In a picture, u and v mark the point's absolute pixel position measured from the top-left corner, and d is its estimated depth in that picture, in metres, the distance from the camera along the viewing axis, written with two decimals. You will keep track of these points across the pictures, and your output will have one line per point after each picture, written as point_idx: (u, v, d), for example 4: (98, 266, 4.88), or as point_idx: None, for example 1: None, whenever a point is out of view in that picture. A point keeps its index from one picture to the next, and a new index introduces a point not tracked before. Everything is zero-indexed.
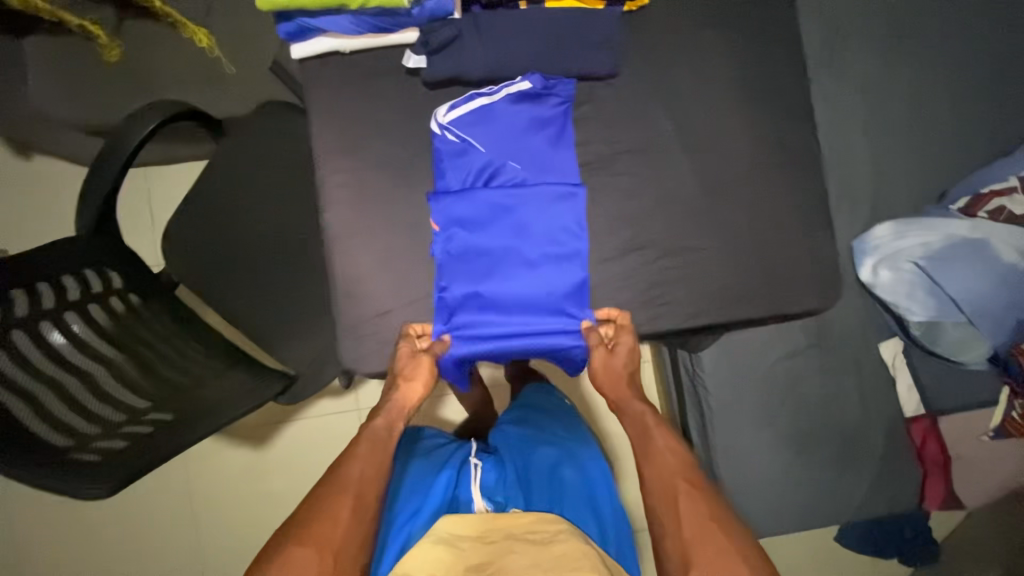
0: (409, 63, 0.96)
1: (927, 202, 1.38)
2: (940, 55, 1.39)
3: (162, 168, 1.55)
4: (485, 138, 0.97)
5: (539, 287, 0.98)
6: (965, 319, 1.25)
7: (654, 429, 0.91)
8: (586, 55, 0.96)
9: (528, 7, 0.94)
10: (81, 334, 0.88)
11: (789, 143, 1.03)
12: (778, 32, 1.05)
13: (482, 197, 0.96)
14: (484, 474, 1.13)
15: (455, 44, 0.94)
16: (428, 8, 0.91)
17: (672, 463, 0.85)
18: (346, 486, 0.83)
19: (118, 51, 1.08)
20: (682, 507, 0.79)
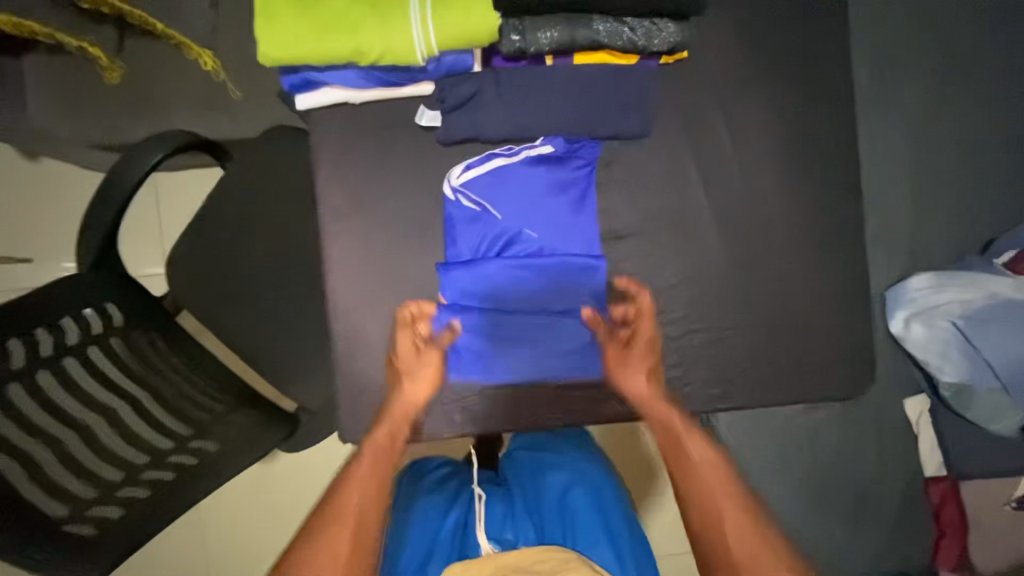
0: (422, 120, 0.90)
1: (970, 252, 1.29)
2: (999, 93, 1.28)
3: (172, 177, 1.50)
4: (498, 196, 0.91)
5: (558, 338, 0.95)
6: (999, 386, 1.18)
7: (686, 434, 0.87)
8: (618, 115, 0.89)
9: (554, 62, 0.86)
10: (81, 382, 0.85)
11: (823, 206, 0.97)
12: (826, 81, 0.96)
13: (493, 268, 0.91)
14: (491, 507, 0.96)
15: (473, 102, 0.87)
16: (445, 63, 0.83)
17: (708, 474, 0.81)
18: (345, 516, 0.76)
19: (119, 72, 1.05)
20: (731, 526, 0.75)
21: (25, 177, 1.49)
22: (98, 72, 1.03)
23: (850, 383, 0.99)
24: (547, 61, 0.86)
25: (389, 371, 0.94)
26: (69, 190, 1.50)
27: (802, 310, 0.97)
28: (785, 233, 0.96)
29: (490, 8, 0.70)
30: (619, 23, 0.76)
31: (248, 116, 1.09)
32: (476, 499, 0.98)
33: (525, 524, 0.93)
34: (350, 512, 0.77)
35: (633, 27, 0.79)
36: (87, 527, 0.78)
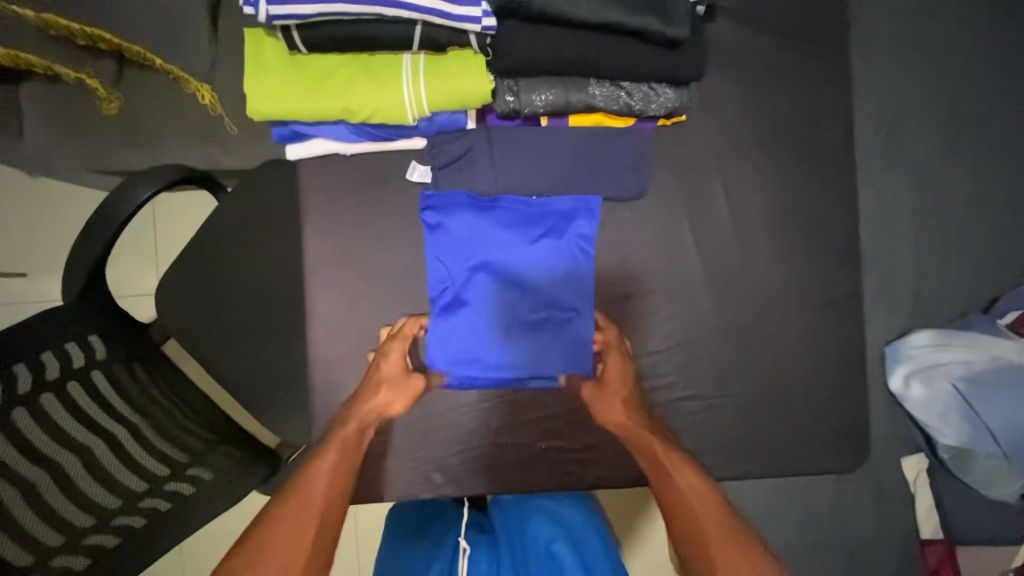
0: (412, 175, 0.97)
1: (973, 309, 1.27)
2: (1007, 150, 1.26)
3: (170, 199, 1.49)
4: (469, 272, 0.95)
5: (550, 298, 0.95)
6: (1000, 452, 1.14)
7: (669, 461, 0.82)
8: (611, 180, 0.91)
9: (550, 124, 0.87)
10: (55, 419, 0.84)
11: (819, 268, 0.95)
12: (824, 142, 0.95)
13: (471, 285, 0.95)
14: (475, 561, 0.83)
15: (465, 160, 0.92)
16: (437, 123, 0.85)
17: (698, 497, 0.77)
18: (313, 508, 0.76)
19: (117, 102, 1.02)
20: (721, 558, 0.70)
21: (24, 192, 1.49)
22: (94, 103, 1.02)
23: (841, 448, 0.96)
24: (541, 122, 0.88)
25: (371, 376, 0.93)
26: (68, 208, 1.49)
27: (794, 373, 0.95)
28: (779, 295, 0.95)
29: (485, 73, 0.69)
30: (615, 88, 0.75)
31: (243, 149, 1.08)
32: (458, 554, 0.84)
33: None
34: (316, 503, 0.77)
35: (631, 91, 0.77)
36: None
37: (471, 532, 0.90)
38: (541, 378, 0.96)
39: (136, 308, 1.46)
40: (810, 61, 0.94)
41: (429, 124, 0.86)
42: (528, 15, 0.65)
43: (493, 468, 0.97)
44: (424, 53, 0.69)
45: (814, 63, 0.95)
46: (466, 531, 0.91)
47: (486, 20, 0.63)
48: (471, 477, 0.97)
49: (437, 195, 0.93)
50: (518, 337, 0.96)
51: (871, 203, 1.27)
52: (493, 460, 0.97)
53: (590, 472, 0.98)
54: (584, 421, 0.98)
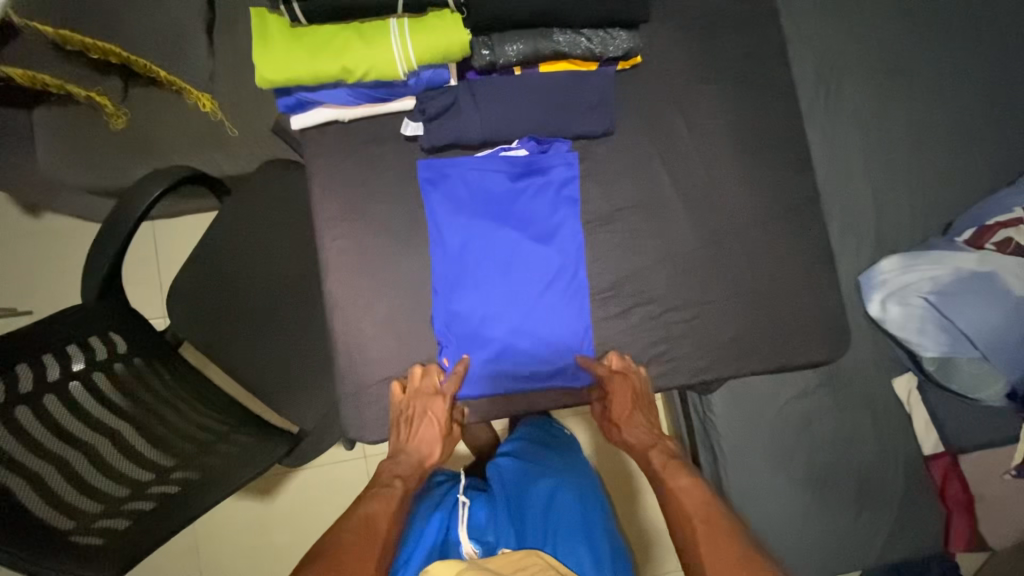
0: (406, 130, 0.96)
1: (933, 231, 1.37)
2: (934, 86, 1.39)
3: (169, 222, 1.55)
4: (475, 286, 0.97)
5: (563, 236, 0.99)
6: (979, 354, 1.23)
7: (664, 470, 0.94)
8: (581, 115, 0.96)
9: (523, 71, 0.94)
10: (84, 404, 0.89)
11: (780, 189, 1.05)
12: (767, 79, 1.07)
13: (479, 225, 0.97)
14: (474, 512, 1.02)
15: (452, 110, 0.94)
16: (424, 78, 0.90)
17: (683, 499, 0.88)
18: (373, 537, 0.80)
19: (125, 118, 1.11)
20: (704, 535, 0.81)
21: (27, 231, 1.54)
22: (102, 118, 1.11)
23: (827, 350, 1.05)
24: (516, 71, 0.95)
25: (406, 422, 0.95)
26: (68, 240, 1.55)
27: (774, 289, 1.03)
28: (749, 218, 1.04)
29: (461, 26, 0.79)
30: (575, 33, 0.88)
31: (243, 149, 1.17)
32: (458, 505, 1.02)
33: (508, 537, 0.97)
34: (378, 532, 0.81)
35: (590, 36, 0.91)
36: (93, 538, 0.79)
37: (471, 490, 1.09)
38: (545, 377, 1.00)
39: (149, 309, 1.52)
40: (744, 12, 1.07)
41: (417, 79, 0.89)
42: None
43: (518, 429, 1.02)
44: (407, 16, 0.79)
45: (748, 10, 1.07)
46: (465, 491, 1.09)
47: None
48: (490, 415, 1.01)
49: (430, 164, 0.97)
50: (525, 340, 0.98)
51: (823, 147, 1.38)
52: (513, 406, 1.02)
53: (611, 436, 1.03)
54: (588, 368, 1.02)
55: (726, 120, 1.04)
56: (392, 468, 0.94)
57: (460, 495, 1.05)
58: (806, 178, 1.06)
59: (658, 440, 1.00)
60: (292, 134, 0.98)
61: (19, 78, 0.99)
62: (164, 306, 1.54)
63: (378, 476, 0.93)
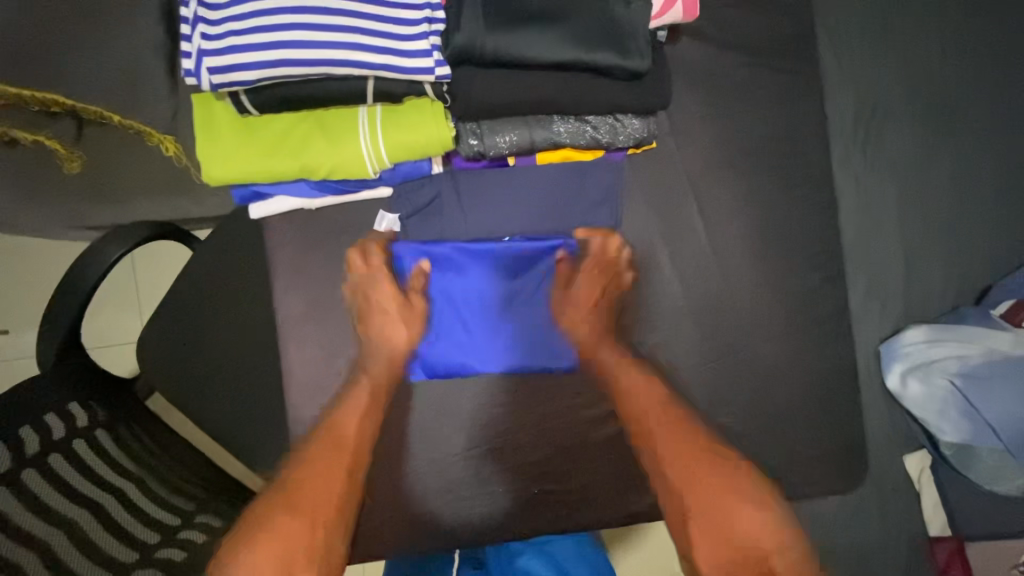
0: (381, 225, 0.96)
1: (965, 300, 1.26)
2: (987, 138, 1.24)
3: (151, 260, 1.44)
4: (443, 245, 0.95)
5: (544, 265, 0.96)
6: (1001, 446, 1.12)
7: (622, 367, 0.94)
8: (587, 210, 0.96)
9: (516, 164, 0.91)
10: (38, 494, 0.81)
11: (799, 279, 1.00)
12: (791, 155, 1.00)
13: (447, 266, 0.96)
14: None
15: (434, 205, 0.96)
16: (399, 171, 0.87)
17: (643, 397, 0.91)
18: (344, 452, 0.87)
19: (80, 161, 0.99)
20: (669, 430, 0.86)
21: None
22: (55, 162, 0.99)
23: (830, 446, 1.00)
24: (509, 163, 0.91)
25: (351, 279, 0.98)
26: (43, 263, 1.42)
27: (776, 382, 0.99)
28: (755, 305, 0.99)
29: (442, 120, 0.72)
30: (579, 123, 0.76)
31: (214, 197, 1.06)
32: None
33: None
34: (348, 445, 0.88)
35: (596, 124, 0.77)
36: None
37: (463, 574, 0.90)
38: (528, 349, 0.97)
39: (119, 360, 1.41)
40: (774, 78, 0.99)
41: (393, 172, 0.87)
42: (482, 60, 0.67)
43: (497, 472, 0.99)
44: (379, 105, 0.72)
45: (780, 81, 0.99)
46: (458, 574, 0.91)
47: (439, 69, 0.66)
48: (467, 503, 0.98)
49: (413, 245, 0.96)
50: (494, 296, 0.97)
51: (857, 199, 1.24)
52: (484, 408, 1.00)
53: (586, 514, 0.99)
54: (574, 457, 0.99)
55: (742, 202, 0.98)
56: (368, 367, 0.96)
57: None
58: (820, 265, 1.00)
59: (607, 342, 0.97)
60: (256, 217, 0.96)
61: None
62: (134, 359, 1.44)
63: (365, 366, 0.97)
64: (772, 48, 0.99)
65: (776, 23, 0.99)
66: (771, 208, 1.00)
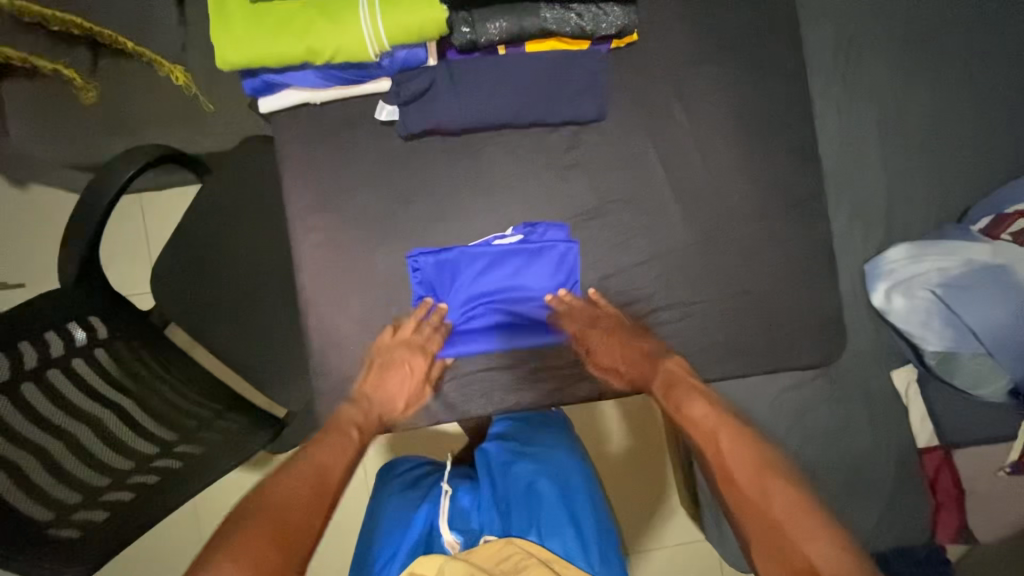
0: (382, 114, 0.98)
1: (948, 219, 1.30)
2: (961, 60, 1.29)
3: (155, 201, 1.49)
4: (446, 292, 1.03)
5: (541, 276, 1.03)
6: (983, 350, 1.18)
7: (681, 387, 0.90)
8: (573, 103, 0.98)
9: (507, 51, 0.94)
10: (64, 391, 0.85)
11: (777, 184, 1.06)
12: (768, 66, 1.05)
13: (465, 269, 1.02)
14: (458, 499, 0.94)
15: (429, 93, 0.96)
16: (398, 58, 0.92)
17: (703, 415, 0.84)
18: (321, 495, 0.76)
19: (95, 92, 1.05)
20: (727, 452, 0.77)
21: (9, 202, 1.47)
22: (70, 91, 1.04)
23: (815, 343, 1.06)
24: (500, 51, 0.95)
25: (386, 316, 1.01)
26: (56, 214, 1.47)
27: (759, 283, 1.06)
28: (738, 209, 1.05)
29: (434, 3, 0.80)
30: (565, 9, 0.87)
31: (221, 124, 1.10)
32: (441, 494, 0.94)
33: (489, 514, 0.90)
34: (331, 484, 0.79)
35: (581, 13, 0.89)
36: (71, 531, 0.77)
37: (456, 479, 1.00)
38: (529, 346, 1.05)
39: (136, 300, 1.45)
40: None
41: (392, 60, 0.91)
42: None
43: (498, 374, 1.05)
44: None
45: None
46: (451, 480, 1.00)
47: None
48: (469, 403, 1.05)
49: (433, 257, 1.00)
50: (506, 296, 1.05)
51: (838, 122, 1.29)
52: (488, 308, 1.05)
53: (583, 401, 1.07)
54: (570, 353, 1.06)
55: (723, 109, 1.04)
56: (352, 416, 0.92)
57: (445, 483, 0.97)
58: (798, 169, 1.06)
59: (658, 364, 0.96)
60: (264, 114, 0.98)
61: None
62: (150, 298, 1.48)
63: (335, 421, 0.90)
64: None
65: None
66: (750, 117, 1.05)
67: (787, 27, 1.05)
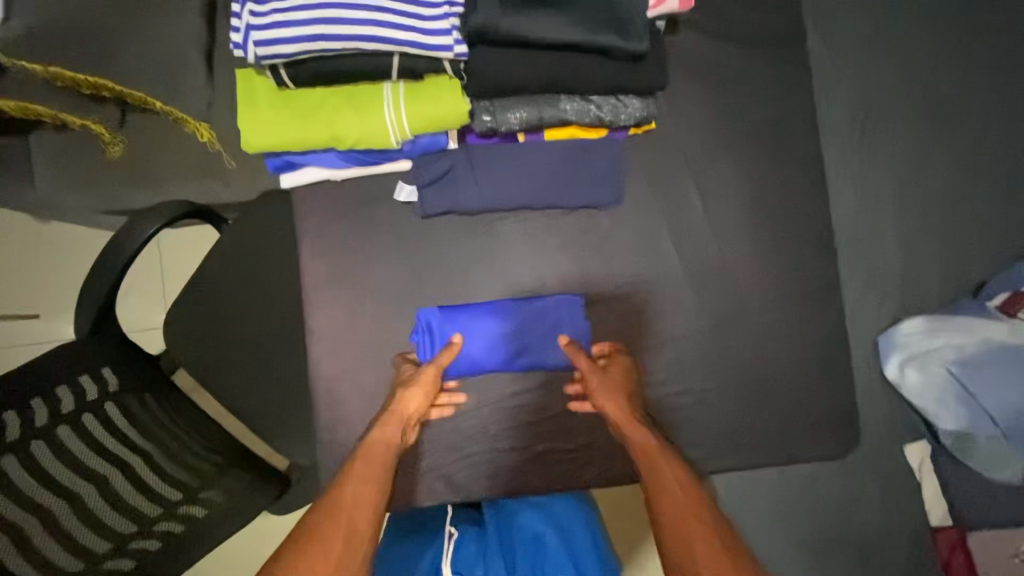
0: (401, 195, 1.03)
1: (964, 293, 1.29)
2: (978, 136, 1.29)
3: (173, 244, 1.50)
4: (468, 350, 1.03)
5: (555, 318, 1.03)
6: (999, 432, 1.15)
7: (657, 453, 0.84)
8: (588, 189, 1.01)
9: (526, 139, 0.97)
10: (72, 449, 0.86)
11: (788, 260, 1.07)
12: (782, 145, 1.07)
13: (479, 316, 1.03)
14: (461, 545, 0.93)
15: (448, 177, 0.99)
16: (420, 144, 0.94)
17: (679, 490, 0.76)
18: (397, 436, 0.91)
19: (121, 146, 1.07)
20: (679, 530, 0.70)
21: (29, 233, 1.49)
22: (100, 146, 1.07)
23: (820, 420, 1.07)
24: (519, 139, 0.98)
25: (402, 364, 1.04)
26: (73, 248, 1.49)
27: (768, 357, 1.06)
28: (748, 284, 1.06)
29: (460, 94, 0.80)
30: (585, 102, 0.85)
31: (241, 179, 1.12)
32: (446, 538, 0.94)
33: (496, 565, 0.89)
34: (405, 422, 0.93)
35: (601, 104, 0.87)
36: None
37: (460, 521, 1.00)
38: (538, 411, 1.06)
39: (146, 340, 1.46)
40: (767, 70, 1.06)
41: (414, 145, 0.94)
42: (496, 38, 0.75)
43: (504, 440, 1.05)
44: (402, 81, 0.80)
45: (772, 73, 1.06)
46: (456, 520, 1.00)
47: (457, 47, 0.74)
48: (473, 470, 1.04)
49: (439, 308, 1.03)
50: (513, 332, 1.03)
51: (854, 191, 1.28)
52: (496, 376, 1.06)
53: (589, 471, 1.05)
54: (578, 422, 1.06)
55: (735, 186, 1.05)
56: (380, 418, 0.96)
57: (451, 527, 0.97)
58: (809, 246, 1.07)
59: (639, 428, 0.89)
60: (287, 189, 1.04)
61: (12, 111, 0.97)
62: (160, 340, 1.48)
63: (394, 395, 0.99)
64: (765, 42, 1.06)
65: (770, 19, 1.06)
66: (763, 193, 1.06)
67: (801, 108, 1.07)
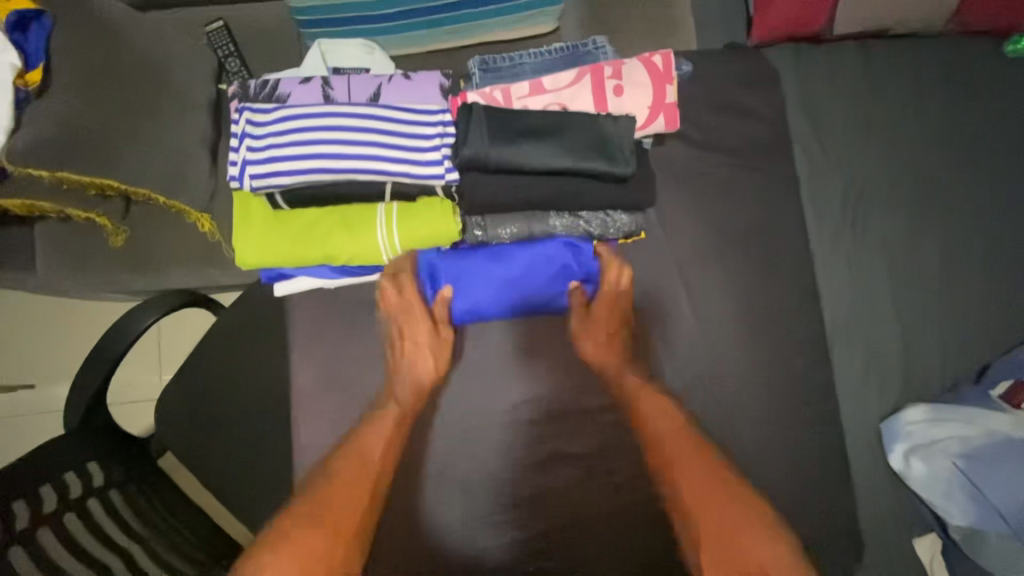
0: None
1: (966, 378, 1.27)
2: (970, 221, 1.30)
3: (173, 325, 1.49)
4: (472, 297, 1.04)
5: (556, 254, 1.03)
6: (1010, 531, 1.09)
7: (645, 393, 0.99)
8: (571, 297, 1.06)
9: None
10: (52, 556, 0.83)
11: (775, 351, 1.10)
12: (766, 241, 1.12)
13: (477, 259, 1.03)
14: None
15: None
16: None
17: (667, 423, 0.93)
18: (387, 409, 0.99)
19: (125, 236, 1.09)
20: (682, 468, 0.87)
21: (28, 303, 1.49)
22: (103, 235, 1.10)
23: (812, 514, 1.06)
24: None
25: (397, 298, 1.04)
26: (73, 319, 1.49)
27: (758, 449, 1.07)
28: (736, 374, 1.09)
29: (450, 215, 0.91)
30: (573, 220, 1.01)
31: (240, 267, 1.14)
32: None
33: None
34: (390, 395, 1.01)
35: (588, 220, 1.03)
36: None
37: None
38: (530, 507, 1.02)
39: (134, 421, 1.44)
40: (749, 173, 1.14)
41: None
42: (487, 167, 0.88)
43: (494, 540, 1.01)
44: (395, 201, 0.91)
45: (755, 177, 1.14)
46: None
47: (448, 174, 0.88)
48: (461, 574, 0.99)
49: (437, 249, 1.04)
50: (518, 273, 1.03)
51: (851, 274, 1.28)
52: (487, 469, 1.04)
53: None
54: (571, 520, 1.02)
55: (721, 281, 1.10)
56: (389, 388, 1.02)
57: None
58: (796, 337, 1.10)
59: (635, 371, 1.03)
60: (278, 296, 1.08)
61: (16, 209, 0.97)
62: (149, 420, 1.46)
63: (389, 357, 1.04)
64: (748, 151, 1.15)
65: (750, 127, 1.15)
66: (748, 287, 1.11)
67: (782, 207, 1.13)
